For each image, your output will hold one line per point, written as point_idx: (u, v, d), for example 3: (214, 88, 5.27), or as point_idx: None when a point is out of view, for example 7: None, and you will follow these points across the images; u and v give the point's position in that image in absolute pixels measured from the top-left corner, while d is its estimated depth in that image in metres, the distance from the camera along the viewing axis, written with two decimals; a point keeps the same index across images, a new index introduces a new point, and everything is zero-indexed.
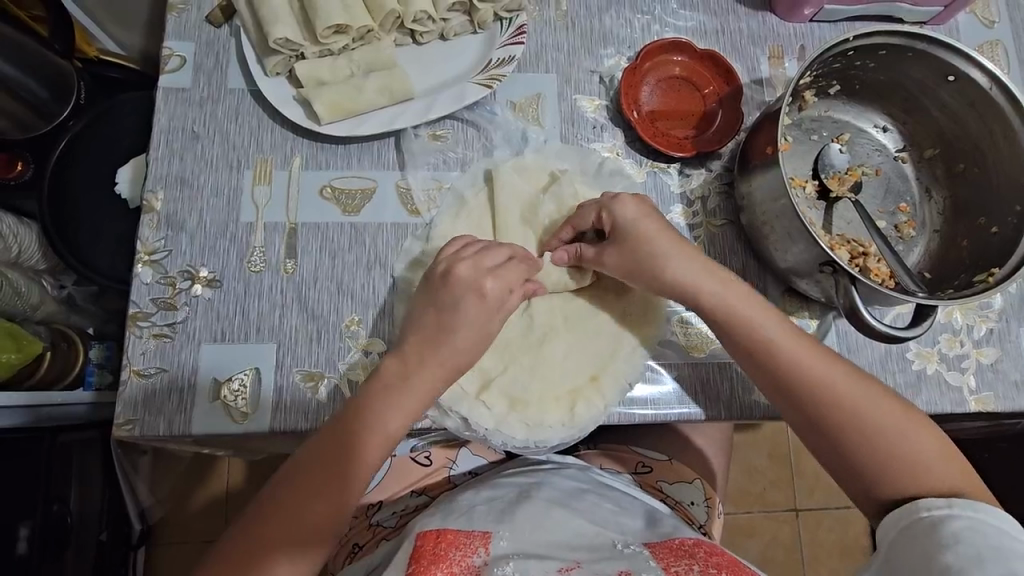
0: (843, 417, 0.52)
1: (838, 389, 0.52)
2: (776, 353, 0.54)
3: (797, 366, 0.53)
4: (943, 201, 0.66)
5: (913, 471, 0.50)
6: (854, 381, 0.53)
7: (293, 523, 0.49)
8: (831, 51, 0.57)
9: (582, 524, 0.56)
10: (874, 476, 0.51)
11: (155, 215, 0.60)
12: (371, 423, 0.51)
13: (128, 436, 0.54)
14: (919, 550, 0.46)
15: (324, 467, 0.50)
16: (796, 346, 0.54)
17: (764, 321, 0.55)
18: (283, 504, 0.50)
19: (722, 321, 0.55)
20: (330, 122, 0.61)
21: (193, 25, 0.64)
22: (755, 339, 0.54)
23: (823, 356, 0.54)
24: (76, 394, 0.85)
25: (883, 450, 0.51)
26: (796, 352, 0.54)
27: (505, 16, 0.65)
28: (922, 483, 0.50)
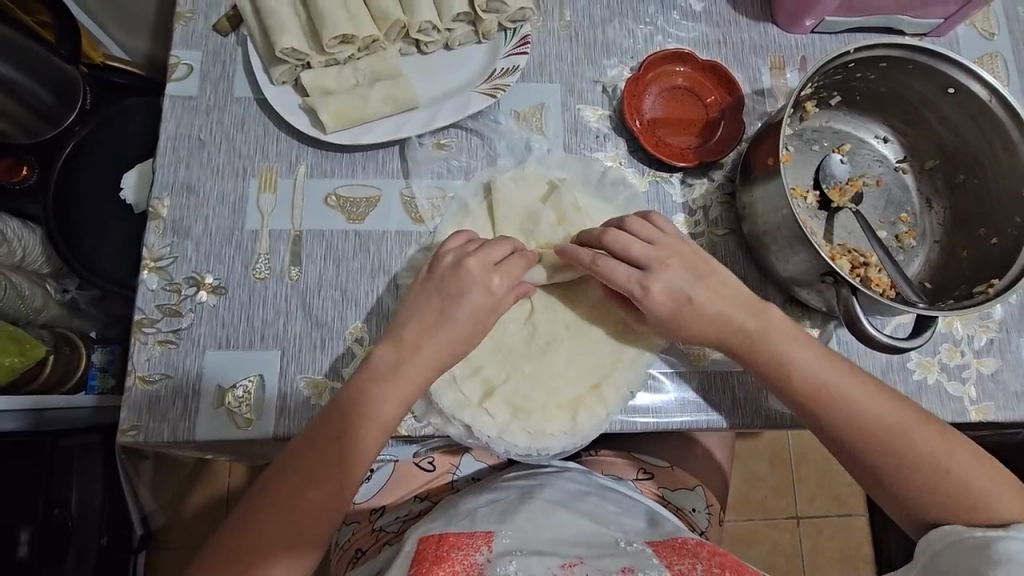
0: (880, 444, 0.52)
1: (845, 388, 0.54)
2: (811, 380, 0.54)
3: (832, 391, 0.54)
4: (944, 212, 0.66)
5: (952, 493, 0.51)
6: (890, 409, 0.53)
7: (292, 514, 0.49)
8: (832, 63, 0.58)
9: (585, 525, 0.57)
10: (910, 493, 0.52)
11: (161, 222, 0.60)
12: (369, 410, 0.52)
13: (132, 442, 0.54)
14: (969, 563, 0.48)
15: (322, 454, 0.51)
16: (831, 372, 0.54)
17: (800, 348, 0.55)
18: (281, 495, 0.50)
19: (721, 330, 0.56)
20: (335, 131, 0.61)
21: (199, 34, 0.65)
22: (791, 360, 0.54)
23: (861, 382, 0.54)
24: (79, 397, 0.86)
25: (918, 467, 0.52)
26: (831, 376, 0.54)
27: (509, 26, 0.65)
28: (961, 498, 0.51)
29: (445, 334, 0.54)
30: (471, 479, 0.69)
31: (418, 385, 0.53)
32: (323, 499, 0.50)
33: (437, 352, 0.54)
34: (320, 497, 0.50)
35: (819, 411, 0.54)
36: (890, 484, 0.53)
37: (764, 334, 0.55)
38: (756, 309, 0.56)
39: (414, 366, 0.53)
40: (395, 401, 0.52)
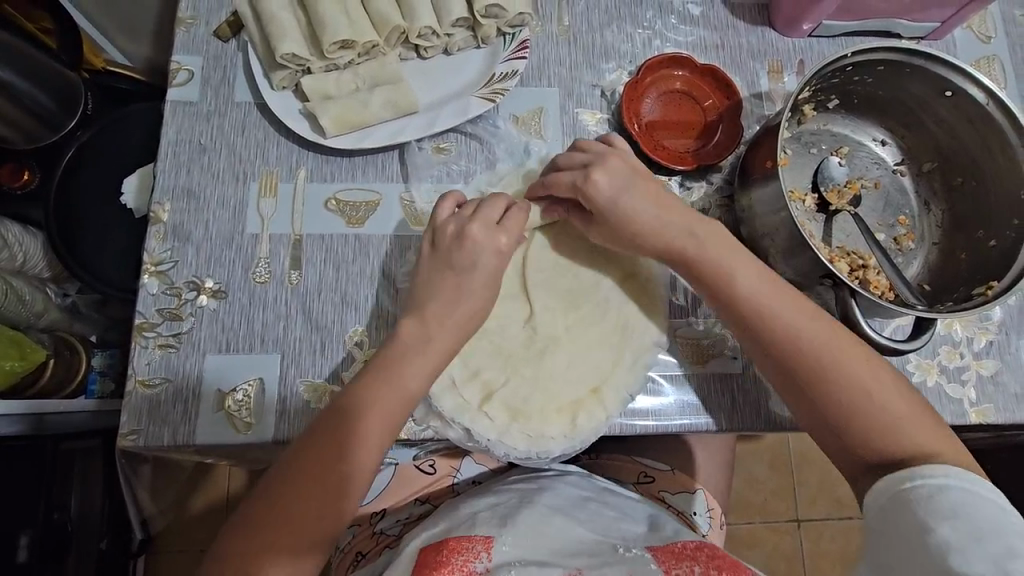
0: (811, 367, 0.53)
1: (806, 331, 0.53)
2: (749, 299, 0.55)
3: (769, 310, 0.54)
4: (942, 214, 0.66)
5: (870, 425, 0.51)
6: (828, 332, 0.53)
7: (309, 488, 0.50)
8: (829, 66, 0.58)
9: (581, 533, 0.57)
10: (830, 415, 0.53)
11: (162, 226, 0.60)
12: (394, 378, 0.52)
13: (133, 445, 0.54)
14: (915, 519, 0.46)
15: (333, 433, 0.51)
16: (769, 291, 0.54)
17: (742, 263, 0.56)
18: (296, 477, 0.50)
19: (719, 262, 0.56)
20: (335, 135, 0.62)
21: (200, 39, 0.65)
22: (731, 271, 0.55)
23: (802, 306, 0.54)
24: (78, 401, 0.87)
25: (846, 393, 0.52)
26: (769, 294, 0.54)
27: (508, 31, 0.66)
28: (877, 431, 0.51)
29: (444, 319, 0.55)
30: (472, 483, 0.69)
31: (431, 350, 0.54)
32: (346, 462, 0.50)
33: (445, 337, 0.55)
34: (339, 474, 0.50)
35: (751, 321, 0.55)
36: (813, 407, 0.53)
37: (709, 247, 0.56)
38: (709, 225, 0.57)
39: (408, 358, 0.53)
40: (417, 373, 0.53)
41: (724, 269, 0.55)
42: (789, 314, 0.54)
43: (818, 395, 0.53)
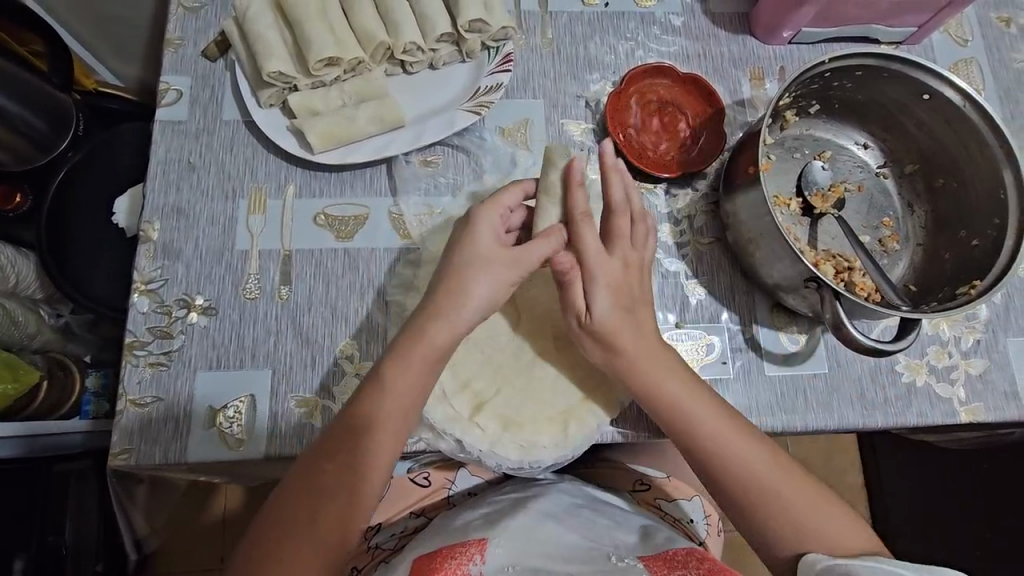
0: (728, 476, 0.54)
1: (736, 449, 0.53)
2: (678, 413, 0.54)
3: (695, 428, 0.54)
4: (925, 215, 0.67)
5: (794, 526, 0.52)
6: (748, 439, 0.54)
7: (309, 507, 0.49)
8: (808, 73, 0.59)
9: (572, 540, 0.57)
10: (752, 516, 0.53)
11: (152, 245, 0.61)
12: (390, 395, 0.51)
13: (124, 464, 0.54)
14: None
15: (328, 479, 0.49)
16: (693, 397, 0.54)
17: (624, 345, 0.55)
18: (285, 526, 0.48)
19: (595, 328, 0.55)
20: (323, 151, 0.62)
21: (188, 59, 0.66)
22: (639, 375, 0.54)
23: (728, 423, 0.54)
24: (72, 422, 0.86)
25: (761, 497, 0.53)
26: (692, 401, 0.54)
27: (492, 45, 0.67)
28: (798, 530, 0.52)
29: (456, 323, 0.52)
30: (467, 494, 0.69)
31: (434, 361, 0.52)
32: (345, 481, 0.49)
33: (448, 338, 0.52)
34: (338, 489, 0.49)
35: (675, 427, 0.54)
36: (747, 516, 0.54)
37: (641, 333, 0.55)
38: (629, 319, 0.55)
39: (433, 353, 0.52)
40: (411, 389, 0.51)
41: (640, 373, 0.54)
42: (711, 430, 0.54)
43: (735, 496, 0.54)
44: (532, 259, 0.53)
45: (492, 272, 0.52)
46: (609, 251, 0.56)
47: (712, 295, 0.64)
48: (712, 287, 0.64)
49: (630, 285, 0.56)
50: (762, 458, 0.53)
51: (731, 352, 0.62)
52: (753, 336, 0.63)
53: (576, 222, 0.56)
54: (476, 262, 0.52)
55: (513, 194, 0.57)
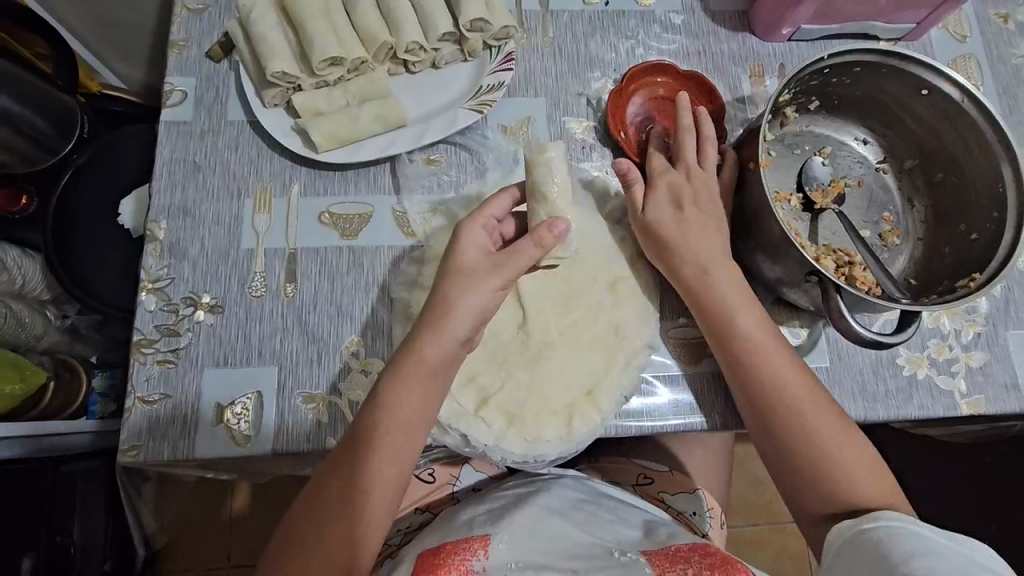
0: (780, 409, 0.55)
1: (777, 373, 0.56)
2: (727, 308, 0.57)
3: (735, 324, 0.57)
4: (925, 210, 0.68)
5: (824, 454, 0.54)
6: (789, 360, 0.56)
7: (319, 522, 0.50)
8: (806, 69, 0.59)
9: (576, 536, 0.58)
10: (792, 459, 0.55)
11: (158, 244, 0.61)
12: (396, 409, 0.51)
13: (133, 461, 0.55)
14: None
15: (335, 497, 0.50)
16: (747, 314, 0.57)
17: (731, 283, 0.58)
18: (295, 542, 0.50)
19: (703, 279, 0.58)
20: (327, 150, 0.63)
21: (193, 61, 0.67)
22: (700, 280, 0.58)
23: (772, 338, 0.57)
24: (81, 422, 0.87)
25: (795, 418, 0.55)
26: (744, 315, 0.57)
27: (493, 44, 0.67)
28: (835, 479, 0.53)
29: (450, 335, 0.51)
30: (471, 490, 0.69)
31: (428, 374, 0.51)
32: (350, 492, 0.50)
33: (440, 350, 0.51)
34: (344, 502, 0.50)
35: (735, 363, 0.57)
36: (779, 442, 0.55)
37: (711, 284, 0.58)
38: (720, 265, 0.59)
39: (428, 365, 0.51)
40: (409, 401, 0.51)
41: (702, 252, 0.59)
42: (755, 338, 0.57)
43: (775, 415, 0.55)
44: (521, 259, 0.53)
45: (477, 281, 0.52)
46: (686, 170, 0.62)
47: None
48: None
49: (688, 189, 0.61)
50: (801, 385, 0.56)
51: None
52: None
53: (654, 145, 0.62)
54: (461, 273, 0.53)
55: (498, 204, 0.58)
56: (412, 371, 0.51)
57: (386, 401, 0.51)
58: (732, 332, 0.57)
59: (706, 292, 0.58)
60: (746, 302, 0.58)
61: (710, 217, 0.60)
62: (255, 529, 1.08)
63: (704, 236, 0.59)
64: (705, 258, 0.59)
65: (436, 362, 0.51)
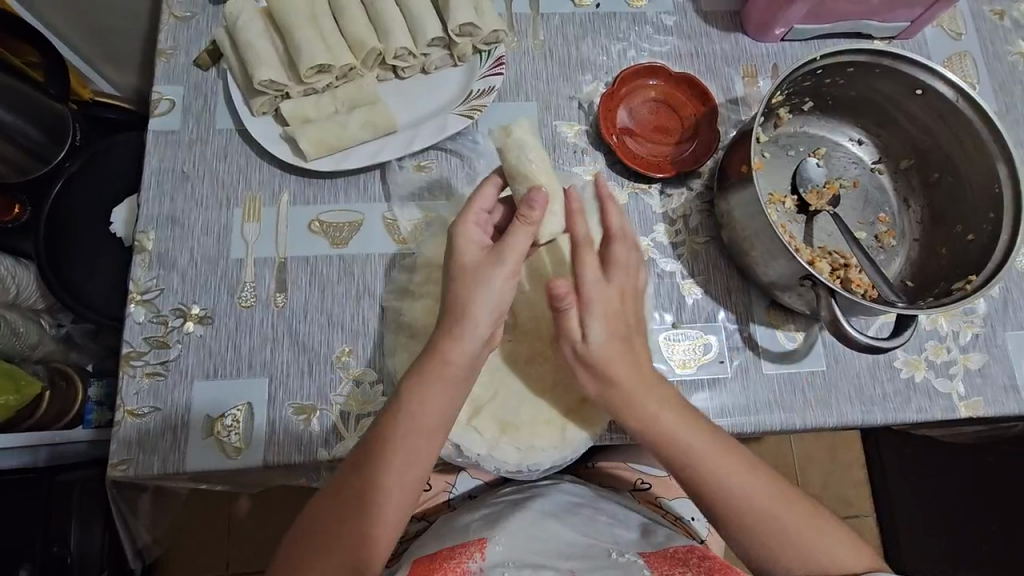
0: (727, 513, 0.52)
1: (725, 476, 0.52)
2: (664, 430, 0.53)
3: (676, 440, 0.52)
4: (921, 210, 0.67)
5: (791, 552, 0.50)
6: (729, 459, 0.52)
7: (332, 529, 0.49)
8: (799, 70, 0.59)
9: (574, 538, 0.58)
10: (748, 548, 0.51)
11: (147, 255, 0.61)
12: (416, 412, 0.50)
13: (123, 475, 0.54)
14: None
15: (353, 498, 0.50)
16: (674, 417, 0.53)
17: (617, 357, 0.53)
18: (310, 543, 0.49)
19: (612, 354, 0.53)
20: (316, 158, 0.62)
21: (181, 69, 0.66)
22: (629, 406, 0.53)
23: (711, 437, 0.53)
24: (75, 432, 0.86)
25: (750, 516, 0.51)
26: (686, 433, 0.53)
27: (484, 48, 0.67)
28: (804, 561, 0.50)
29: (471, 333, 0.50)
30: (468, 497, 0.69)
31: (458, 373, 0.50)
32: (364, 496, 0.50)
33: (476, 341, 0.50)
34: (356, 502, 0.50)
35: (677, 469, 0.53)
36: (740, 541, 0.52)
37: (632, 399, 0.53)
38: (640, 380, 0.53)
39: (453, 365, 0.50)
40: (439, 403, 0.50)
41: (650, 409, 0.53)
42: (689, 441, 0.52)
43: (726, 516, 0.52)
44: (517, 243, 0.50)
45: (493, 274, 0.50)
46: (607, 280, 0.54)
47: (708, 295, 0.64)
48: (708, 287, 0.64)
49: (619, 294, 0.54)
50: (751, 482, 0.52)
51: (728, 351, 0.62)
52: (749, 335, 0.63)
53: (579, 248, 0.53)
54: (473, 267, 0.50)
55: (486, 196, 0.55)
56: (446, 370, 0.50)
57: (411, 399, 0.50)
58: (677, 452, 0.52)
59: (659, 442, 0.53)
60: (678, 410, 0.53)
61: (615, 293, 0.53)
62: (253, 536, 1.07)
63: (603, 319, 0.53)
64: (598, 349, 0.53)
65: (442, 358, 0.50)
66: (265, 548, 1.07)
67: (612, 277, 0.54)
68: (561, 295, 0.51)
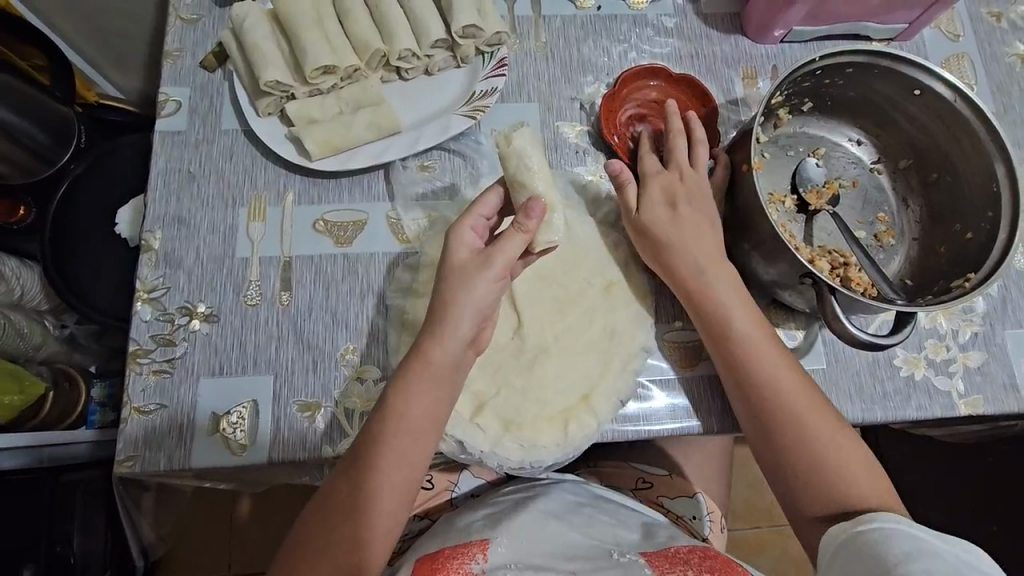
0: (773, 403, 0.55)
1: (772, 379, 0.55)
2: (723, 308, 0.57)
3: (736, 331, 0.57)
4: (920, 210, 0.68)
5: (825, 468, 0.53)
6: (782, 365, 0.56)
7: (329, 526, 0.50)
8: (799, 71, 0.59)
9: (575, 538, 0.58)
10: (785, 463, 0.55)
11: (153, 254, 0.61)
12: (401, 414, 0.51)
13: (130, 471, 0.55)
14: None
15: (344, 500, 0.50)
16: (740, 313, 0.57)
17: (691, 236, 0.59)
18: (307, 543, 0.50)
19: (671, 229, 0.59)
20: (321, 158, 0.63)
21: (187, 71, 0.67)
22: (682, 272, 0.59)
23: (767, 333, 0.57)
24: (79, 432, 0.86)
25: (790, 426, 0.54)
26: (742, 324, 0.57)
27: (486, 50, 0.67)
28: (833, 484, 0.53)
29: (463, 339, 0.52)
30: (470, 496, 0.69)
31: (449, 377, 0.52)
32: (355, 497, 0.50)
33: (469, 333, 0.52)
34: (348, 500, 0.50)
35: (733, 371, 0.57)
36: (780, 452, 0.55)
37: (710, 288, 0.58)
38: (709, 260, 0.58)
39: (439, 370, 0.51)
40: (421, 403, 0.51)
41: (713, 294, 0.58)
42: (750, 339, 0.57)
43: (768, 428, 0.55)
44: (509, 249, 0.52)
45: (472, 277, 0.51)
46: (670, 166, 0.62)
47: None
48: None
49: (681, 189, 0.61)
50: (798, 391, 0.55)
51: None
52: None
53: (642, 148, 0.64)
54: (454, 272, 0.52)
55: (490, 203, 0.55)
56: (426, 370, 0.51)
57: (395, 402, 0.51)
58: (733, 338, 0.57)
59: (714, 319, 0.58)
60: (742, 301, 0.58)
61: (704, 216, 0.60)
62: (255, 536, 1.08)
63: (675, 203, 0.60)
64: (673, 225, 0.59)
65: (437, 362, 0.51)
66: (267, 548, 1.07)
67: (672, 163, 0.62)
68: (615, 170, 0.61)
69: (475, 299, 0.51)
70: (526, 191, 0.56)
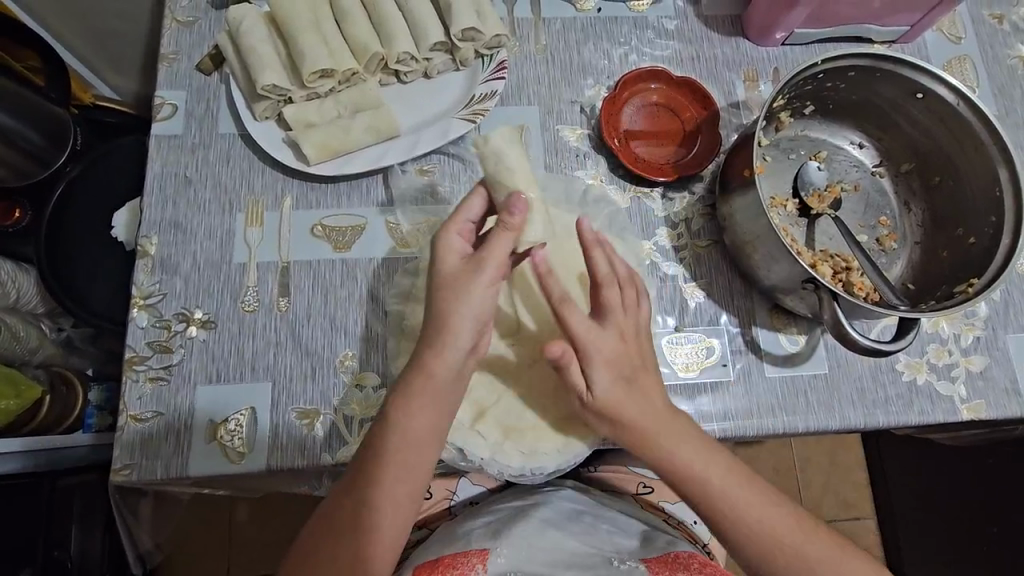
0: (747, 525, 0.51)
1: (730, 491, 0.51)
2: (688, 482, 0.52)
3: (682, 465, 0.52)
4: (922, 214, 0.67)
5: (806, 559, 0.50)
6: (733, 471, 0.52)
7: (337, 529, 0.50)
8: (801, 74, 0.59)
9: (575, 549, 0.57)
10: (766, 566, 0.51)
11: (149, 260, 0.61)
12: (405, 421, 0.49)
13: (126, 480, 0.54)
14: None
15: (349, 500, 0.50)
16: (673, 425, 0.52)
17: (633, 389, 0.52)
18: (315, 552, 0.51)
19: (611, 389, 0.52)
20: (319, 162, 0.62)
21: (184, 74, 0.66)
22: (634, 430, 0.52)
23: (715, 457, 0.52)
24: (75, 436, 0.85)
25: (762, 530, 0.51)
26: (687, 450, 0.52)
27: (486, 53, 0.67)
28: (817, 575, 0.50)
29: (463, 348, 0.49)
30: (469, 504, 0.69)
31: (450, 383, 0.49)
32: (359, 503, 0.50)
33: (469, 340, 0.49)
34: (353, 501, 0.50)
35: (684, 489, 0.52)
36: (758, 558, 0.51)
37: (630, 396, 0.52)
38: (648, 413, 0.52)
39: (442, 377, 0.49)
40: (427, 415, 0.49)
41: (652, 419, 0.52)
42: (690, 455, 0.52)
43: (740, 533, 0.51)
44: (500, 251, 0.49)
45: (467, 287, 0.48)
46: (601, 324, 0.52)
47: (710, 298, 0.64)
48: (710, 290, 0.64)
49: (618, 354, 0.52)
50: (755, 494, 0.52)
51: (731, 355, 0.62)
52: (752, 338, 0.63)
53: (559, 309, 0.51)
54: (448, 287, 0.49)
55: (474, 207, 0.54)
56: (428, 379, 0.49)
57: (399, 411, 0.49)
58: (692, 486, 0.52)
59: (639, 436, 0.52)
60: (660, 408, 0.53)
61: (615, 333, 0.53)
62: (253, 540, 1.07)
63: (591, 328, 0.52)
64: (625, 400, 0.52)
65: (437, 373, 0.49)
66: (265, 553, 1.07)
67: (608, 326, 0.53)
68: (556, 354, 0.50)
69: (473, 307, 0.48)
70: (507, 190, 0.55)
